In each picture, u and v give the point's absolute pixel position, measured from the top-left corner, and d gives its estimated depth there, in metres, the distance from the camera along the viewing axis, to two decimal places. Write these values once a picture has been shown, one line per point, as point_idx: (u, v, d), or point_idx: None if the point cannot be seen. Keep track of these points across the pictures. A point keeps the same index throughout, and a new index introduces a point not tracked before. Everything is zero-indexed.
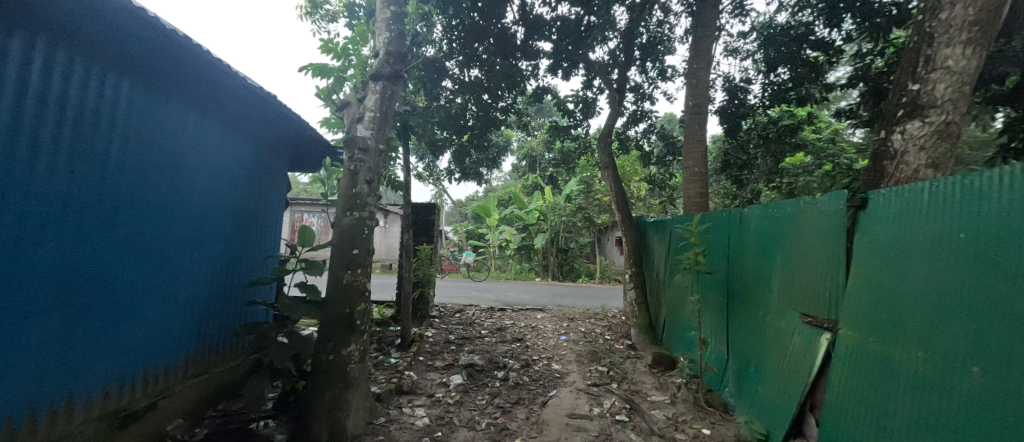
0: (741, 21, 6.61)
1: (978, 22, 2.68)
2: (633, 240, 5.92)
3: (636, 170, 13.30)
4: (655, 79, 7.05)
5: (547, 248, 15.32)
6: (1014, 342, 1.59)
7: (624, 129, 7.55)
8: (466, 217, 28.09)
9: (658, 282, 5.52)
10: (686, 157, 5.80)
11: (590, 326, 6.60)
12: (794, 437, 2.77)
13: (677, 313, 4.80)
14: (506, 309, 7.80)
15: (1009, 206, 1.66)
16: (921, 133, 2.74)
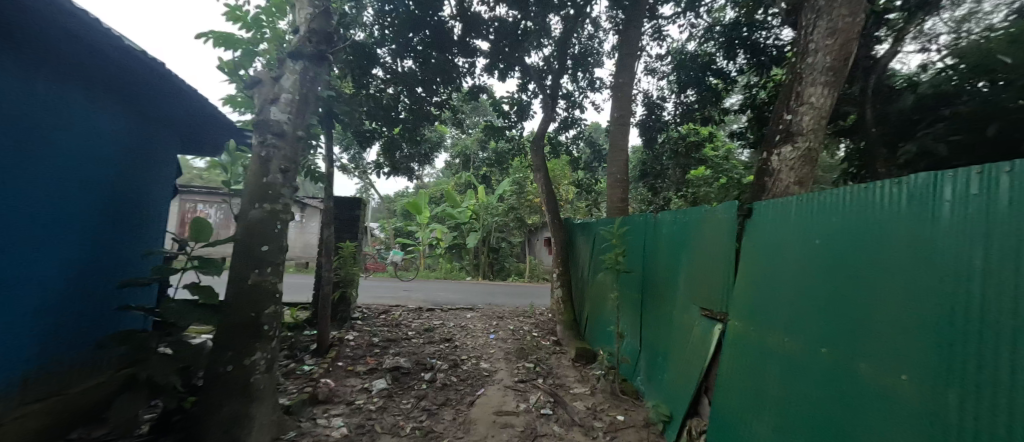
0: (660, 43, 7.30)
1: (833, 67, 3.31)
2: (561, 241, 6.20)
3: (564, 174, 13.93)
4: (585, 89, 7.46)
5: (478, 248, 15.32)
6: (850, 327, 1.99)
7: (556, 134, 7.86)
8: (393, 214, 26.88)
9: (583, 281, 5.84)
10: (609, 164, 6.24)
11: (518, 324, 6.75)
12: (691, 417, 3.13)
13: (599, 310, 5.14)
14: (436, 309, 7.63)
15: (851, 218, 2.08)
16: (792, 156, 3.32)
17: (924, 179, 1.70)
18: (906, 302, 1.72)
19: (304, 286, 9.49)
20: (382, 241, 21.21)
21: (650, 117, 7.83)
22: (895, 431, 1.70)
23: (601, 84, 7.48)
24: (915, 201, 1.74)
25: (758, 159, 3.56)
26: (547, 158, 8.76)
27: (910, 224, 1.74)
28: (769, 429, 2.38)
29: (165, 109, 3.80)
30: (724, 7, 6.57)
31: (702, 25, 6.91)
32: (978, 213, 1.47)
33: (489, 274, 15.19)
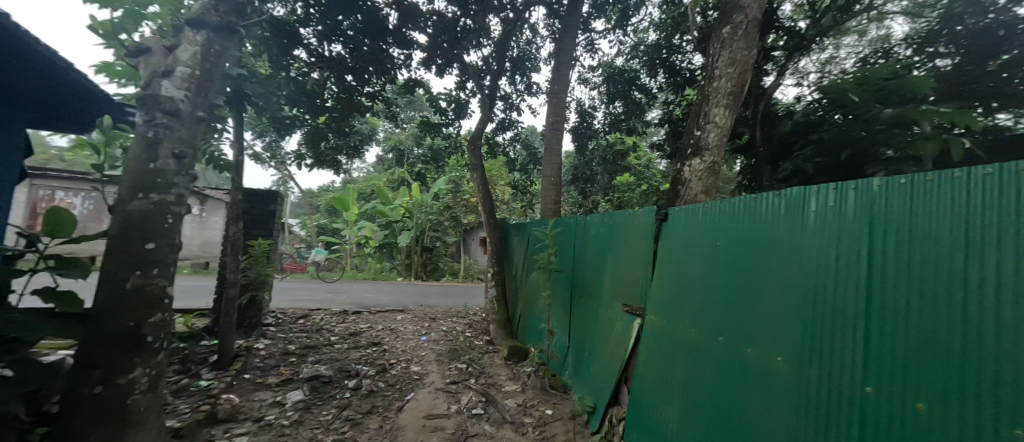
0: (593, 55, 7.73)
1: (734, 92, 3.80)
2: (496, 241, 6.24)
3: (501, 175, 14.04)
4: (522, 92, 7.60)
5: (410, 247, 14.75)
6: (741, 318, 2.32)
7: (493, 135, 7.90)
8: (315, 210, 24.76)
9: (517, 280, 5.95)
10: (544, 168, 6.44)
11: (451, 325, 6.64)
12: (612, 405, 3.36)
13: (531, 308, 5.28)
14: (363, 312, 7.20)
15: (744, 223, 2.41)
16: (699, 168, 3.76)
17: (798, 193, 2.05)
18: (784, 296, 2.05)
19: (205, 290, 8.28)
20: (302, 239, 19.36)
21: (582, 125, 8.20)
22: (774, 404, 2.02)
23: (538, 88, 7.67)
24: (792, 210, 2.08)
25: (672, 170, 3.96)
26: (484, 158, 8.77)
27: (788, 230, 2.09)
28: (677, 411, 2.65)
29: (9, 73, 3.04)
30: (647, 29, 7.17)
31: (630, 43, 7.46)
32: (835, 221, 1.81)
33: (421, 275, 14.70)
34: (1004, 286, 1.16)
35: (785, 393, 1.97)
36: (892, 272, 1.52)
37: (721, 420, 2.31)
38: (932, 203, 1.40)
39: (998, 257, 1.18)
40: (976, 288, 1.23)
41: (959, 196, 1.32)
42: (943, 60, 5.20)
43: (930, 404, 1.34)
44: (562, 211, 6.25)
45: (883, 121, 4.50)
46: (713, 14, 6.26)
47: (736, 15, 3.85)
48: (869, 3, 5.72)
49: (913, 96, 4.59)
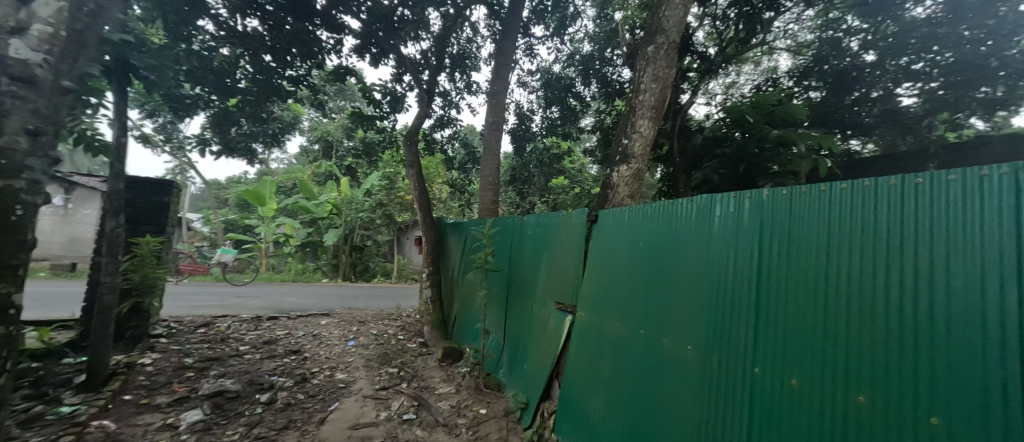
0: (531, 60, 7.88)
1: (656, 105, 4.16)
2: (431, 240, 6.07)
3: (439, 172, 13.71)
4: (462, 91, 7.48)
5: (338, 246, 13.76)
6: (658, 312, 2.54)
7: (431, 132, 7.67)
8: (222, 203, 21.96)
9: (452, 280, 5.87)
10: (482, 167, 6.42)
11: (381, 328, 6.31)
12: (544, 400, 3.47)
13: (468, 308, 5.23)
14: (281, 317, 6.53)
15: (663, 225, 2.65)
16: (626, 174, 4.07)
17: (709, 200, 2.29)
18: (695, 293, 2.29)
19: (75, 296, 6.88)
20: (204, 236, 17.01)
21: (520, 127, 8.32)
22: (683, 389, 2.26)
23: (478, 87, 7.61)
24: (702, 215, 2.33)
25: (603, 174, 4.21)
26: (421, 155, 8.51)
27: (700, 233, 2.33)
28: (602, 400, 2.83)
29: None
30: (582, 40, 7.52)
31: (566, 51, 7.76)
32: (735, 226, 2.08)
33: (349, 276, 13.77)
34: (861, 285, 1.43)
35: (692, 379, 2.21)
36: (781, 272, 1.78)
37: (639, 406, 2.52)
38: (814, 215, 1.66)
39: (858, 261, 1.45)
40: (841, 287, 1.50)
41: (828, 207, 1.60)
42: (812, 92, 6.34)
43: (805, 382, 1.61)
44: (499, 211, 6.28)
45: (771, 140, 5.27)
46: (639, 33, 6.76)
47: (659, 36, 4.21)
48: (764, 38, 6.65)
49: (791, 122, 5.48)
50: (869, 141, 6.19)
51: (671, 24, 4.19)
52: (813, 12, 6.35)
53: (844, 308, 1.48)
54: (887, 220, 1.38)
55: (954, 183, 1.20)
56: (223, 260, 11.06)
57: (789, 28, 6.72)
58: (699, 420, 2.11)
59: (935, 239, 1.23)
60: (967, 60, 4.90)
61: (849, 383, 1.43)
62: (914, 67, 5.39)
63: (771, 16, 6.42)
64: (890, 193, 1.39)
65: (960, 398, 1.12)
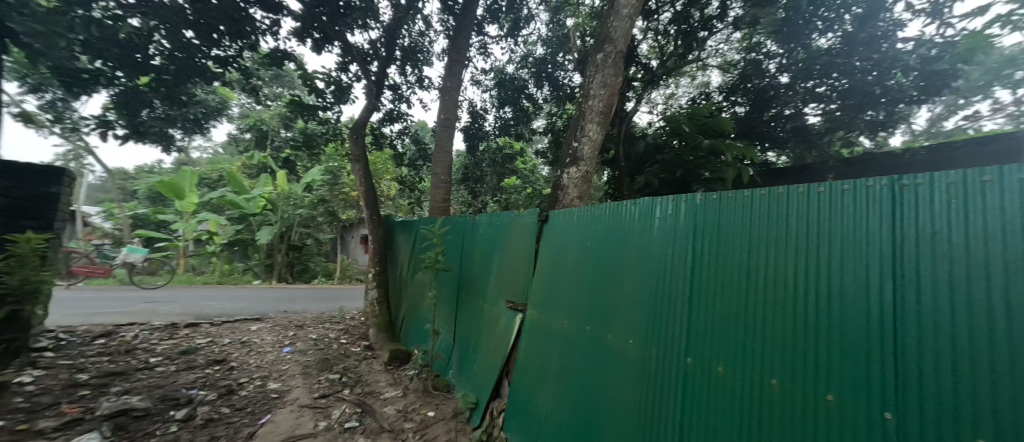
0: (485, 59, 7.84)
1: (604, 111, 4.33)
2: (377, 240, 5.80)
3: (387, 169, 13.19)
4: (414, 85, 7.24)
5: (272, 245, 12.72)
6: (601, 308, 2.67)
7: (379, 126, 7.34)
8: (129, 197, 19.30)
9: (400, 280, 5.68)
10: (433, 164, 6.26)
11: (322, 333, 5.93)
12: (493, 399, 3.45)
13: (417, 309, 5.07)
14: (204, 323, 5.89)
15: (607, 226, 2.78)
16: (575, 176, 4.20)
17: (651, 202, 2.44)
18: (636, 289, 2.43)
19: None
20: (106, 234, 14.86)
21: (473, 125, 8.24)
22: (622, 381, 2.39)
23: (430, 83, 7.40)
24: (644, 217, 2.48)
25: (553, 176, 4.31)
26: (368, 150, 8.10)
27: (641, 233, 2.47)
28: (548, 395, 2.90)
29: None
30: (535, 43, 7.63)
31: (520, 52, 7.83)
32: (673, 228, 2.25)
33: (286, 277, 12.73)
34: (778, 282, 1.64)
35: (631, 371, 2.34)
36: (713, 269, 1.97)
37: (582, 398, 2.62)
38: (741, 217, 1.86)
39: (776, 262, 1.66)
40: (762, 282, 1.71)
41: (753, 214, 1.80)
42: (738, 107, 6.98)
43: (729, 370, 1.80)
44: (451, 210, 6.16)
45: (703, 148, 5.76)
46: (589, 40, 7.04)
47: (607, 45, 4.40)
48: (699, 55, 7.24)
49: (720, 132, 6.00)
50: (783, 154, 6.95)
51: (619, 34, 4.39)
52: (740, 34, 7.00)
53: (763, 303, 1.69)
54: (799, 223, 1.60)
55: (851, 192, 1.43)
56: (131, 260, 9.51)
57: (720, 47, 7.35)
58: (637, 409, 2.26)
59: (835, 239, 1.47)
60: (858, 86, 5.75)
61: (766, 366, 1.64)
62: (819, 91, 6.19)
63: (705, 35, 7.03)
64: (801, 200, 1.61)
65: (851, 373, 1.35)
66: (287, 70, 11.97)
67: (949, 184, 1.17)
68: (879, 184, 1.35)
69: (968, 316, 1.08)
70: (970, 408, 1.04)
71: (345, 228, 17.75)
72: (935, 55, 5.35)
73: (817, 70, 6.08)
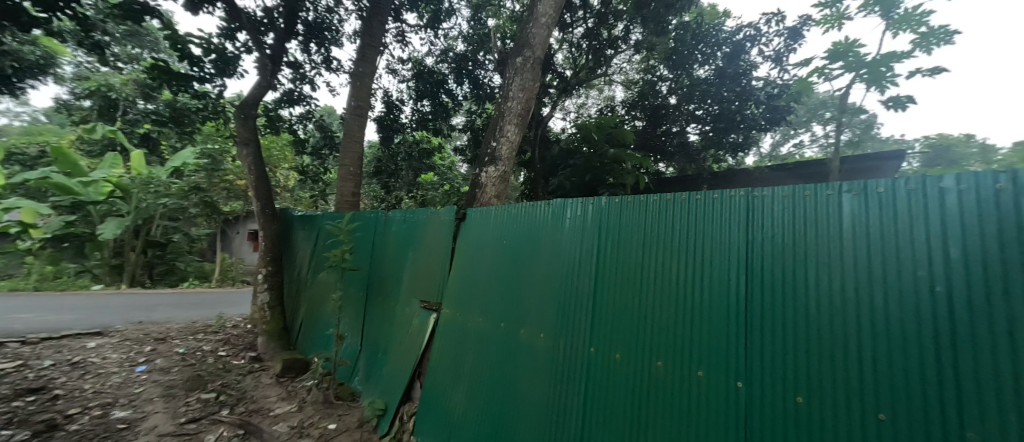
0: (402, 47, 7.47)
1: (522, 112, 4.43)
2: (270, 235, 5.10)
3: (285, 155, 11.76)
4: (320, 67, 6.59)
5: (125, 242, 10.46)
6: (512, 305, 2.71)
7: (275, 107, 6.50)
8: None
9: (300, 281, 5.11)
10: (341, 154, 5.76)
11: (194, 346, 5.05)
12: (404, 404, 3.29)
13: (319, 313, 4.59)
14: (13, 343, 4.57)
15: (519, 225, 2.84)
16: (493, 175, 4.24)
17: (562, 203, 2.56)
18: (547, 285, 2.52)
19: None
20: None
21: (388, 116, 7.80)
22: (529, 376, 2.46)
23: (338, 65, 6.79)
24: (554, 217, 2.59)
25: (471, 174, 4.29)
26: (261, 133, 7.13)
27: (552, 231, 2.58)
28: (460, 395, 2.85)
29: None
30: (456, 38, 7.52)
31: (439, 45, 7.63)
32: (580, 229, 2.40)
33: (145, 282, 10.74)
34: (666, 277, 1.93)
35: (539, 364, 2.43)
36: (614, 265, 2.17)
37: (492, 395, 2.64)
38: (638, 220, 2.11)
39: (666, 259, 1.96)
40: (656, 275, 1.99)
41: (649, 218, 2.06)
42: (637, 121, 7.67)
43: (625, 357, 2.02)
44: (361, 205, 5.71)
45: (608, 156, 6.24)
46: (510, 43, 7.28)
47: (526, 49, 4.51)
48: (606, 70, 7.88)
49: (623, 142, 6.54)
50: (670, 165, 7.82)
51: (537, 41, 4.53)
52: (639, 56, 7.77)
53: (654, 295, 1.97)
54: (684, 224, 1.91)
55: (722, 200, 1.78)
56: None
57: (623, 66, 8.07)
58: (543, 401, 2.34)
59: (709, 238, 1.81)
60: (728, 113, 6.88)
61: (657, 349, 1.91)
62: (698, 113, 7.16)
63: (612, 53, 7.66)
64: (685, 206, 1.92)
65: (717, 349, 1.69)
66: (149, 29, 9.91)
67: (784, 198, 1.59)
68: (739, 195, 1.74)
69: (797, 297, 1.49)
70: (800, 366, 1.45)
71: (228, 222, 15.40)
72: (777, 92, 6.71)
73: (697, 95, 6.98)
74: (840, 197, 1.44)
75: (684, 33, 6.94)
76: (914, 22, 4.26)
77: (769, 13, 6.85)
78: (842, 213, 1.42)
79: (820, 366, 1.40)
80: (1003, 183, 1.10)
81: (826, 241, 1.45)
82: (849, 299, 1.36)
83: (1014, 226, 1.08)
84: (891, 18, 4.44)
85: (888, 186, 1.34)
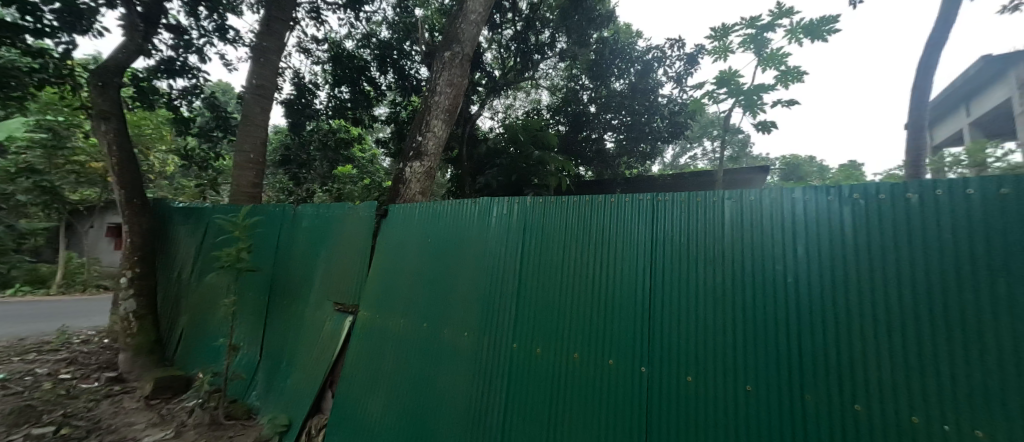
0: (317, 26, 6.89)
1: (450, 107, 4.32)
2: (144, 229, 4.34)
3: (162, 134, 9.88)
4: (211, 36, 5.76)
5: None
6: (434, 305, 2.63)
7: (149, 77, 5.53)
8: None
9: (182, 284, 4.41)
10: (239, 139, 5.10)
11: (23, 370, 4.06)
12: (312, 417, 3.00)
13: (206, 321, 4.02)
14: None
15: (441, 223, 2.77)
16: (419, 170, 4.08)
17: (488, 201, 2.54)
18: (472, 283, 2.48)
19: None
20: None
21: (298, 100, 7.05)
22: (450, 375, 2.41)
23: (237, 37, 6.01)
24: (477, 213, 2.57)
25: (394, 169, 4.09)
26: (127, 107, 5.99)
27: (478, 229, 2.55)
28: (376, 402, 2.68)
29: None
30: (380, 23, 7.15)
31: (361, 29, 7.20)
32: (502, 226, 2.42)
33: None
34: (582, 273, 2.03)
35: (461, 364, 2.38)
36: (536, 262, 2.22)
37: (413, 399, 2.53)
38: (557, 219, 2.19)
39: (581, 256, 2.05)
40: (572, 272, 2.07)
41: (568, 217, 2.15)
42: (560, 126, 7.95)
43: (543, 351, 2.08)
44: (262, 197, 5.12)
45: (532, 158, 6.36)
46: (438, 36, 7.23)
47: (454, 45, 4.41)
48: (533, 74, 8.05)
49: (548, 146, 6.74)
50: (589, 170, 8.13)
51: (466, 37, 4.46)
52: (564, 64, 8.09)
53: (571, 290, 2.05)
54: (598, 224, 2.03)
55: (632, 202, 1.93)
56: None
57: (549, 72, 8.33)
58: (465, 400, 2.30)
59: (619, 237, 1.95)
60: (642, 124, 7.48)
61: (572, 342, 1.99)
62: (613, 123, 7.68)
63: (538, 58, 7.86)
64: (599, 207, 2.04)
65: (624, 340, 1.83)
66: None
67: (681, 202, 1.79)
68: (646, 198, 1.91)
69: (690, 290, 1.70)
70: (692, 350, 1.65)
71: (79, 213, 12.64)
72: (678, 110, 7.46)
73: (614, 106, 7.49)
74: (724, 203, 1.68)
75: (603, 48, 7.45)
76: (777, 61, 5.01)
77: (673, 39, 7.61)
78: (725, 217, 1.67)
79: (708, 349, 1.61)
80: (834, 196, 1.44)
81: (713, 242, 1.69)
82: (730, 291, 1.61)
83: (841, 231, 1.41)
84: (761, 55, 5.14)
85: (758, 195, 1.60)
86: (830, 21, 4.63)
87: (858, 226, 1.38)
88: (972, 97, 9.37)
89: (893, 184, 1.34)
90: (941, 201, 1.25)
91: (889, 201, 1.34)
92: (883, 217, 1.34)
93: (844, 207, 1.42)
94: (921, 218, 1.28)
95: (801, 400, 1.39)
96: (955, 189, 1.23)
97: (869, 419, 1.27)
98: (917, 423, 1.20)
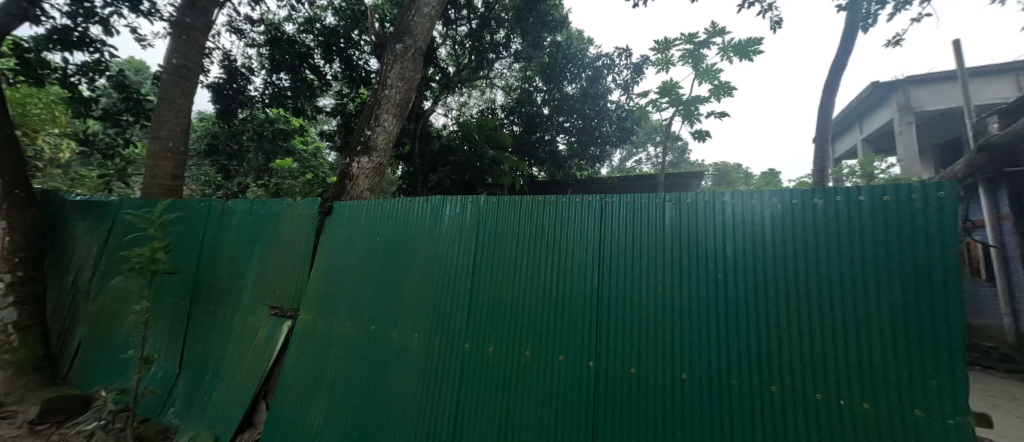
0: (253, 6, 6.36)
1: (402, 101, 4.18)
2: (29, 226, 3.74)
3: (55, 116, 8.84)
4: (120, 5, 5.11)
5: None
6: (382, 307, 2.51)
7: (38, 48, 4.78)
8: None
9: (80, 290, 3.86)
10: (153, 125, 4.57)
11: None
12: (243, 431, 2.76)
13: (112, 332, 3.56)
14: None
15: (389, 222, 2.66)
16: (367, 166, 3.90)
17: (440, 200, 2.48)
18: (421, 283, 2.40)
19: None
20: None
21: (229, 85, 6.43)
22: (399, 378, 2.31)
23: (153, 9, 5.40)
24: (428, 211, 2.50)
25: (341, 163, 3.88)
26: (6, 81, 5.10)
27: (429, 227, 2.47)
28: (316, 410, 2.53)
29: None
30: (325, 8, 6.76)
31: (302, 13, 6.75)
32: (453, 225, 2.37)
33: None
34: (533, 272, 2.04)
35: (410, 366, 2.30)
36: (487, 261, 2.20)
37: (358, 404, 2.40)
38: (509, 218, 2.19)
39: (533, 255, 2.06)
40: (524, 270, 2.08)
41: (519, 216, 2.15)
42: (514, 126, 8.02)
43: (495, 350, 2.06)
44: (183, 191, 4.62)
45: (487, 157, 6.32)
46: (389, 27, 7.01)
47: (406, 37, 4.28)
48: (487, 73, 8.00)
49: (502, 145, 6.72)
50: (542, 170, 8.23)
51: (419, 31, 4.34)
52: (518, 65, 8.14)
53: (523, 288, 2.05)
54: (549, 223, 2.05)
55: (582, 202, 1.97)
56: None
57: (503, 72, 8.32)
58: (414, 404, 2.23)
59: (569, 236, 1.98)
60: (591, 127, 7.74)
61: (523, 341, 1.99)
62: (565, 126, 7.86)
63: (493, 57, 7.85)
64: (550, 206, 2.06)
65: (572, 336, 1.86)
66: None
67: (626, 203, 1.86)
68: (593, 199, 1.95)
69: (634, 287, 1.77)
70: (635, 343, 1.72)
71: None
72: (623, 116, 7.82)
73: (565, 108, 7.67)
74: (664, 204, 1.77)
75: (557, 52, 7.60)
76: (711, 76, 5.39)
77: (620, 49, 7.93)
78: (665, 217, 1.76)
79: (650, 342, 1.69)
80: (757, 200, 1.58)
81: (655, 241, 1.77)
82: (669, 287, 1.69)
83: (764, 232, 1.55)
84: (698, 69, 5.50)
85: (695, 198, 1.70)
86: (755, 43, 5.06)
87: (777, 228, 1.53)
88: (864, 117, 10.76)
89: (805, 191, 1.51)
90: (841, 205, 1.44)
91: (802, 205, 1.50)
92: (797, 220, 1.50)
93: (766, 210, 1.57)
94: (826, 223, 1.46)
95: (729, 385, 1.51)
96: (851, 196, 1.43)
97: (785, 400, 1.42)
98: (820, 399, 1.38)
